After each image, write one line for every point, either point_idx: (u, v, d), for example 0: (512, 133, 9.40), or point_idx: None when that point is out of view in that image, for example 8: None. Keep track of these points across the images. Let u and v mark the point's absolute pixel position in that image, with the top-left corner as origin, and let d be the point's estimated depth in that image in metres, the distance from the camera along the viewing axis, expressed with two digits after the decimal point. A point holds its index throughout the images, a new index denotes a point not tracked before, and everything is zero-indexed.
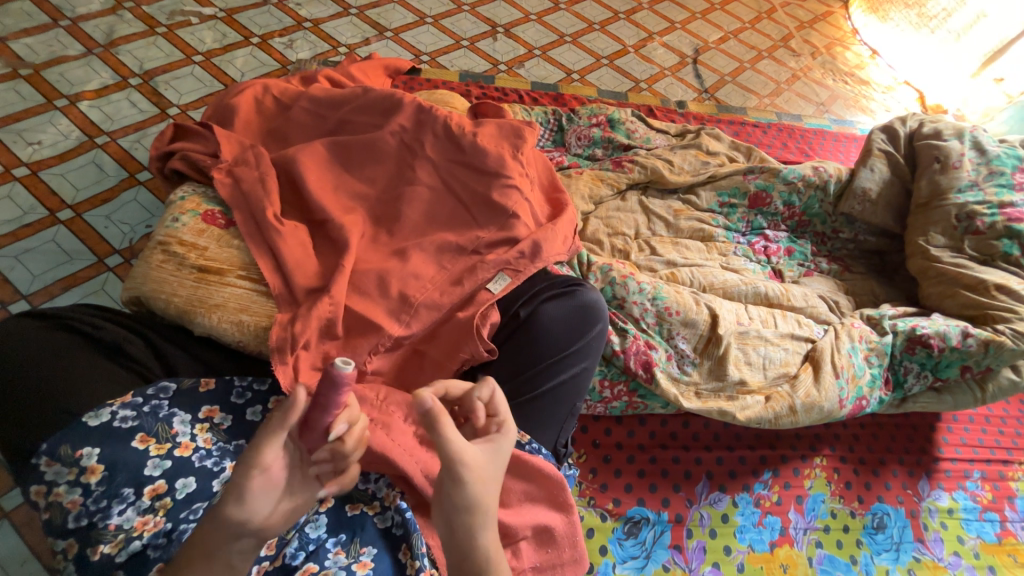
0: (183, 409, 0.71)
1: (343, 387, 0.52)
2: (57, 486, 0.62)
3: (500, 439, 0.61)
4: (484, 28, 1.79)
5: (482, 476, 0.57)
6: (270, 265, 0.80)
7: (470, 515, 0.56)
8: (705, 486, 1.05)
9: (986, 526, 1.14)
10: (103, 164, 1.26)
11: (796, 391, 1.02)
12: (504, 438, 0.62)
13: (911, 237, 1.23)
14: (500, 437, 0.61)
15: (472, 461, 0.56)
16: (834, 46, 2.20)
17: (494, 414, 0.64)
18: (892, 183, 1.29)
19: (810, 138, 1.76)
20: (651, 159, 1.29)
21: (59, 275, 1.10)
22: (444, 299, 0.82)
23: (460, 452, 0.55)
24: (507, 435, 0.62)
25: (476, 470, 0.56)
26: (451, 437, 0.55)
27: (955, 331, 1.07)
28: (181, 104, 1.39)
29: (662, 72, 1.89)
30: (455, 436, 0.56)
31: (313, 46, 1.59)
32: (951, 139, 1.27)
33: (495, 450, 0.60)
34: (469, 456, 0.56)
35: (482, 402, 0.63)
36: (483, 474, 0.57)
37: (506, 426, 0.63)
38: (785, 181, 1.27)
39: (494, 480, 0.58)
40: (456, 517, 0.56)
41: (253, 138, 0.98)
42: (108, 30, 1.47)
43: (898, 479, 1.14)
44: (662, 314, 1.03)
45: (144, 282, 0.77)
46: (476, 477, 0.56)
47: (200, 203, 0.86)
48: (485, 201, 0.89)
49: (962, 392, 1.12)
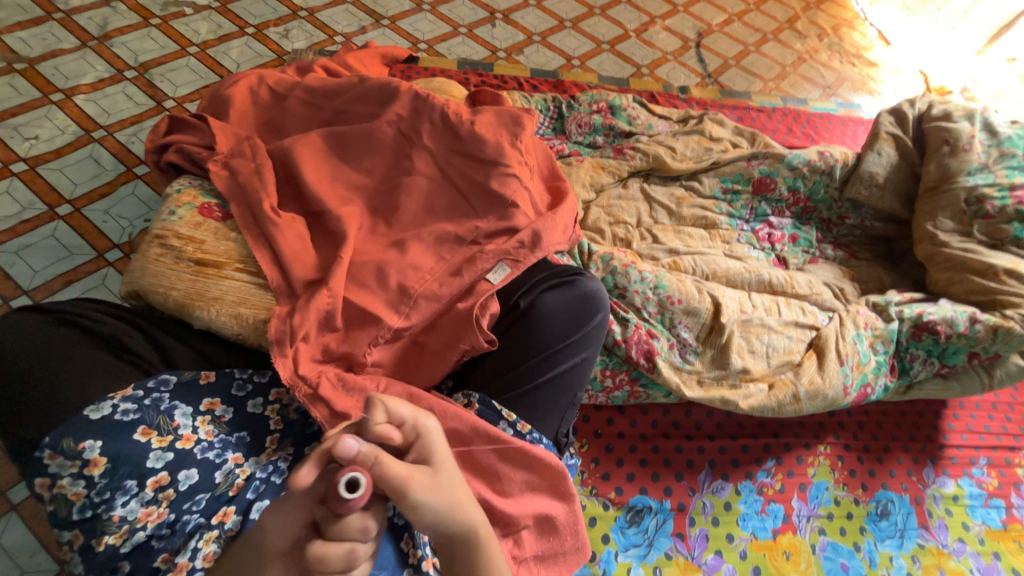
0: (184, 402, 0.71)
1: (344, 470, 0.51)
2: (61, 479, 0.62)
3: (432, 440, 0.59)
4: (482, 14, 1.76)
5: (442, 480, 0.57)
6: (267, 257, 0.79)
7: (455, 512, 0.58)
8: (708, 474, 1.05)
9: (992, 513, 1.13)
10: (101, 158, 1.25)
11: (799, 379, 1.01)
12: (431, 437, 0.59)
13: (918, 222, 1.21)
14: (430, 438, 0.59)
15: (427, 475, 0.56)
16: (841, 27, 2.14)
17: (402, 420, 0.58)
18: (899, 167, 1.26)
19: (816, 122, 1.73)
20: (653, 146, 1.27)
21: (60, 270, 1.10)
22: (443, 290, 0.81)
23: (411, 475, 0.55)
24: (435, 431, 0.60)
25: (435, 481, 0.56)
26: (394, 468, 0.54)
27: (963, 316, 1.05)
28: (177, 96, 1.38)
29: (664, 57, 1.85)
30: (397, 465, 0.54)
31: (308, 35, 1.57)
32: (961, 121, 1.23)
33: (435, 449, 0.59)
34: (422, 475, 0.55)
35: (381, 427, 0.56)
36: (442, 477, 0.58)
37: (425, 425, 0.59)
38: (789, 167, 1.25)
39: (453, 474, 0.59)
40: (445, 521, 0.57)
41: (248, 129, 0.97)
42: (102, 22, 1.46)
43: (902, 467, 1.14)
44: (664, 303, 1.02)
45: (142, 277, 0.76)
46: (437, 488, 0.56)
47: (196, 196, 0.85)
48: (483, 190, 0.88)
49: (969, 378, 1.10)
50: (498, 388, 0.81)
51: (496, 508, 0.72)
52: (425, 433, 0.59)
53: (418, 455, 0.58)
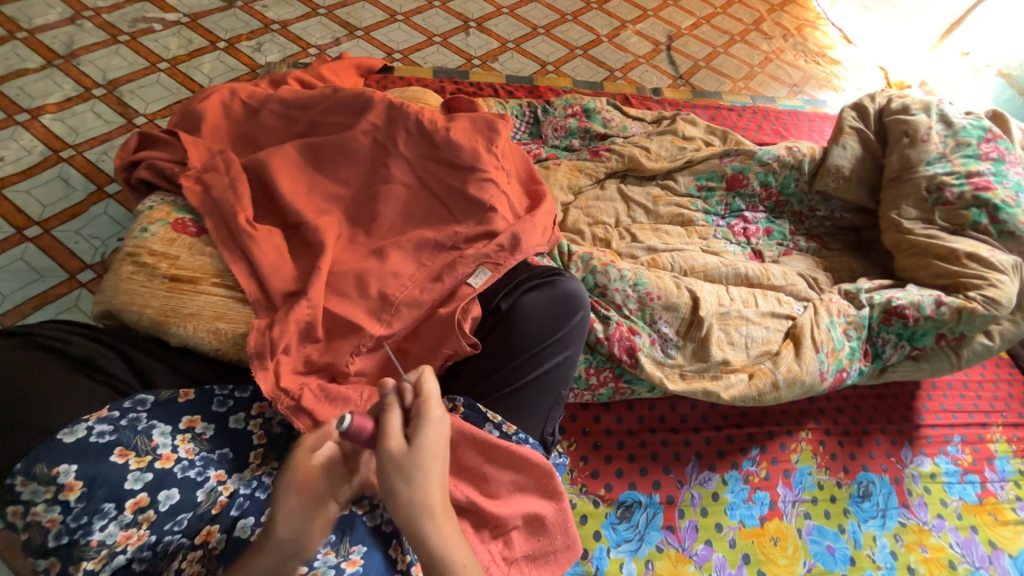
0: (163, 420, 0.69)
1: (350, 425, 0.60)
2: (35, 505, 0.61)
3: (428, 426, 0.59)
4: (456, 23, 1.78)
5: (410, 462, 0.57)
6: (244, 271, 0.79)
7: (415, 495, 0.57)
8: (695, 466, 1.07)
9: (968, 488, 1.17)
10: (70, 178, 1.23)
11: (778, 367, 1.03)
12: (429, 424, 0.59)
13: (884, 212, 1.26)
14: (425, 424, 0.59)
15: (400, 447, 0.57)
16: (804, 28, 2.22)
17: (421, 394, 0.61)
18: (863, 159, 1.31)
19: (784, 119, 1.78)
20: (628, 147, 1.30)
21: (30, 293, 1.08)
22: (424, 296, 0.82)
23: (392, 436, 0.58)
24: (436, 422, 0.59)
25: (404, 457, 0.57)
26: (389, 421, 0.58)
27: (929, 300, 1.09)
28: (148, 113, 1.36)
29: (636, 61, 1.89)
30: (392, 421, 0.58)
31: (281, 48, 1.56)
32: (918, 114, 1.29)
33: (423, 436, 0.58)
34: (397, 443, 0.57)
35: (409, 386, 0.62)
36: (410, 462, 0.57)
37: (431, 411, 0.60)
38: (760, 162, 1.29)
39: (423, 469, 0.57)
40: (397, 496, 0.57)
41: (222, 143, 0.97)
42: (68, 40, 1.43)
43: (881, 448, 1.17)
44: (644, 299, 1.04)
45: (114, 295, 0.75)
46: (400, 465, 0.57)
47: (169, 212, 0.84)
48: (461, 196, 0.88)
49: (938, 359, 1.14)
50: (483, 390, 0.82)
51: (485, 510, 0.72)
52: (427, 418, 0.59)
53: (409, 433, 0.59)
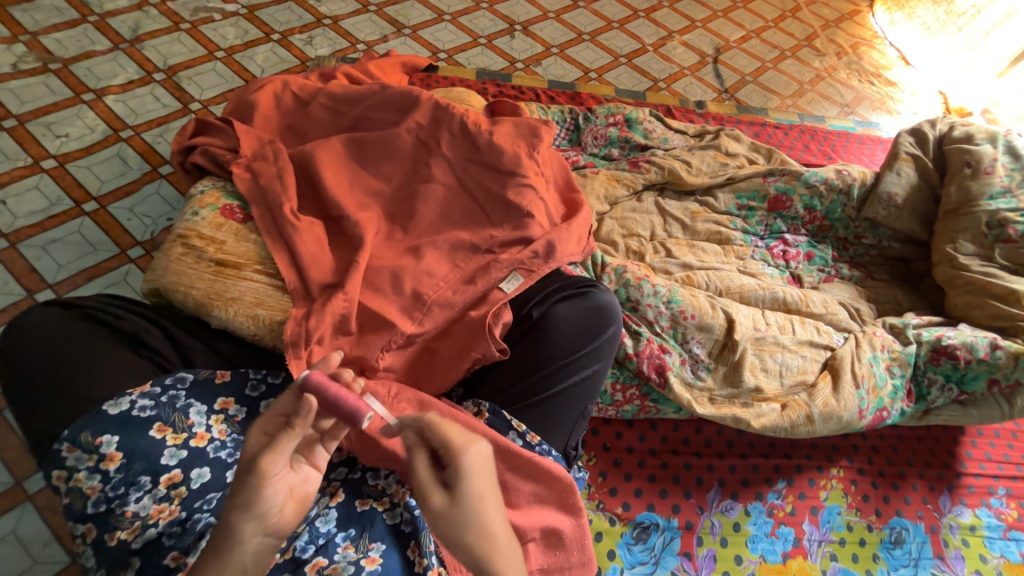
0: (199, 400, 0.71)
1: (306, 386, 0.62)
2: (78, 472, 0.64)
3: (466, 467, 0.58)
4: (502, 26, 1.78)
5: (459, 509, 0.57)
6: (286, 261, 0.80)
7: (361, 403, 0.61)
8: (717, 493, 1.04)
9: (1011, 546, 1.10)
10: (127, 157, 1.29)
11: (814, 400, 0.99)
12: (466, 464, 0.58)
13: (938, 244, 1.20)
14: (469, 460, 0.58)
15: (444, 500, 0.57)
16: (860, 46, 2.14)
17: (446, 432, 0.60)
18: (919, 188, 1.25)
19: (833, 140, 1.72)
20: (668, 160, 1.28)
21: (83, 265, 1.13)
22: (456, 298, 0.82)
23: (431, 490, 0.58)
24: (473, 461, 0.59)
25: (451, 508, 0.57)
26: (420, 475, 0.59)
27: (983, 342, 1.04)
28: (203, 99, 1.41)
29: (681, 72, 1.86)
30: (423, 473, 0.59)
31: (331, 42, 1.60)
32: (983, 143, 1.22)
33: (466, 479, 0.58)
34: (439, 497, 0.58)
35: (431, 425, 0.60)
36: (460, 508, 0.57)
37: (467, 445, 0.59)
38: (806, 184, 1.24)
39: (476, 510, 0.57)
40: (349, 413, 0.60)
41: (271, 133, 0.99)
42: (134, 26, 1.50)
43: (918, 494, 1.11)
44: (677, 318, 1.02)
45: (164, 275, 0.78)
46: (450, 516, 0.57)
47: (219, 198, 0.87)
48: (500, 200, 0.88)
49: (988, 406, 1.07)
50: (508, 398, 0.81)
51: None
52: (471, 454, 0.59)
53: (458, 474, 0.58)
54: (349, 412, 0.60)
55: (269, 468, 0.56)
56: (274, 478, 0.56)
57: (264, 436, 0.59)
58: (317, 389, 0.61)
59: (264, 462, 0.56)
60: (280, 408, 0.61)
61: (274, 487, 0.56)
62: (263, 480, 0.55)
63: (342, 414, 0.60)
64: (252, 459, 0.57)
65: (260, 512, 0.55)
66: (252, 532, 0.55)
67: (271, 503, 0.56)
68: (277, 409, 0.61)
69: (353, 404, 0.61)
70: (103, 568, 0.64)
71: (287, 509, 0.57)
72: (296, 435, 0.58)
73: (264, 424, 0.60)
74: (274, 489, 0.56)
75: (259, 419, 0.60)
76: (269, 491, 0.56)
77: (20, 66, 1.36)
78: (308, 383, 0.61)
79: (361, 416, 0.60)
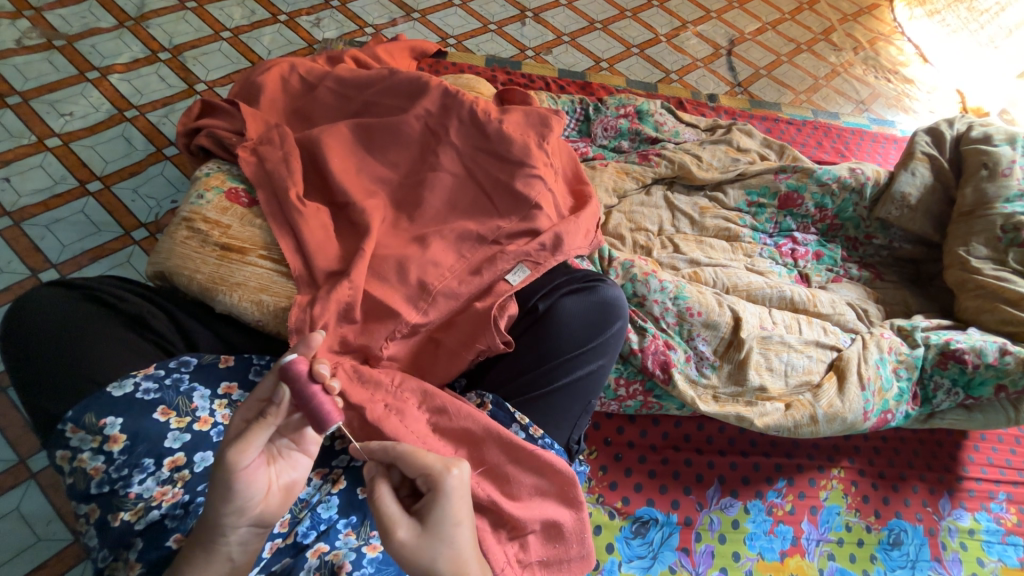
0: (203, 384, 0.71)
1: (285, 375, 0.58)
2: (81, 453, 0.64)
3: (442, 496, 0.58)
4: (512, 12, 1.75)
5: (428, 541, 0.56)
6: (291, 247, 0.80)
7: (333, 408, 0.58)
8: (716, 490, 1.04)
9: (1009, 550, 1.10)
10: (132, 138, 1.28)
11: (818, 401, 0.99)
12: (442, 492, 0.58)
13: (950, 247, 1.18)
14: (445, 494, 0.58)
15: (411, 532, 0.57)
16: (877, 41, 2.09)
17: (424, 467, 0.59)
18: (933, 189, 1.23)
19: (846, 138, 1.69)
20: (679, 154, 1.25)
21: (88, 246, 1.13)
22: (462, 288, 0.80)
23: (399, 521, 0.57)
24: (450, 489, 0.58)
25: (419, 540, 0.56)
26: (387, 505, 0.58)
27: (992, 347, 1.03)
28: (208, 80, 1.39)
29: (693, 64, 1.82)
30: (391, 505, 0.58)
31: (339, 25, 1.57)
32: (1001, 144, 1.19)
33: (440, 509, 0.57)
34: (406, 530, 0.57)
35: (406, 455, 0.60)
36: (429, 539, 0.57)
37: (443, 479, 0.58)
38: (819, 182, 1.22)
39: (448, 541, 0.57)
40: (318, 413, 0.57)
41: (277, 116, 0.98)
42: (140, 3, 1.48)
43: (918, 496, 1.11)
44: (683, 314, 1.01)
45: (168, 258, 0.77)
46: (417, 549, 0.56)
47: (224, 180, 0.85)
48: (507, 190, 0.87)
49: (994, 411, 1.07)
50: (512, 391, 0.81)
51: (504, 511, 0.71)
52: (447, 484, 0.58)
53: (433, 505, 0.58)
54: (318, 416, 0.57)
55: (238, 460, 0.55)
56: (246, 469, 0.55)
57: (243, 423, 0.58)
58: (291, 381, 0.57)
59: (233, 453, 0.55)
60: (260, 394, 0.59)
61: (247, 480, 0.55)
62: (233, 473, 0.55)
63: (311, 416, 0.57)
64: (223, 448, 0.56)
65: (239, 505, 0.55)
66: (234, 523, 0.56)
67: (250, 495, 0.56)
68: (256, 394, 0.59)
69: (325, 408, 0.58)
70: (107, 548, 0.64)
71: (270, 500, 0.58)
72: (268, 425, 0.57)
73: (245, 410, 0.59)
74: (249, 481, 0.55)
75: (242, 405, 0.59)
76: (244, 484, 0.55)
77: (24, 42, 1.34)
78: (285, 373, 0.57)
79: (329, 423, 0.58)
